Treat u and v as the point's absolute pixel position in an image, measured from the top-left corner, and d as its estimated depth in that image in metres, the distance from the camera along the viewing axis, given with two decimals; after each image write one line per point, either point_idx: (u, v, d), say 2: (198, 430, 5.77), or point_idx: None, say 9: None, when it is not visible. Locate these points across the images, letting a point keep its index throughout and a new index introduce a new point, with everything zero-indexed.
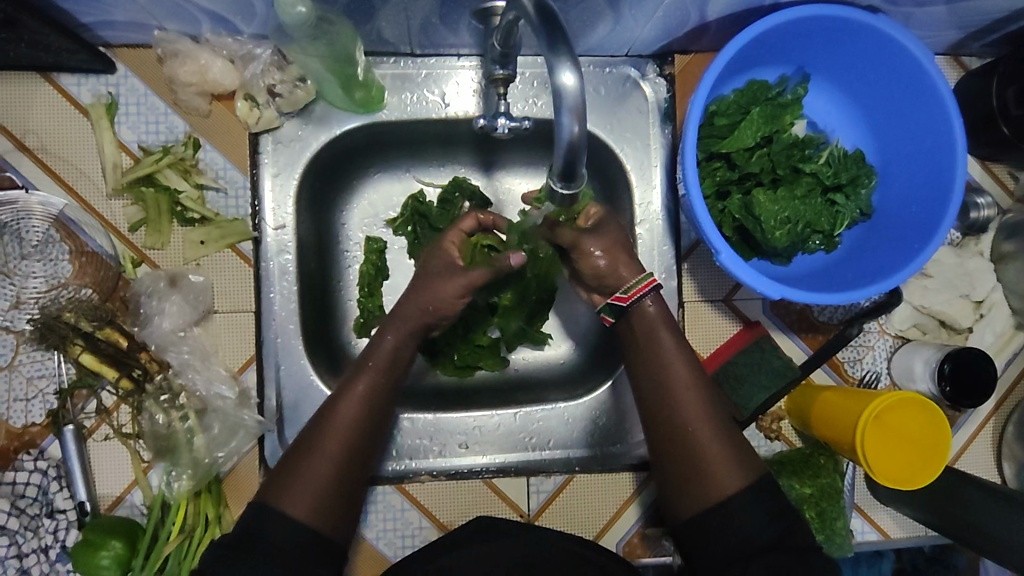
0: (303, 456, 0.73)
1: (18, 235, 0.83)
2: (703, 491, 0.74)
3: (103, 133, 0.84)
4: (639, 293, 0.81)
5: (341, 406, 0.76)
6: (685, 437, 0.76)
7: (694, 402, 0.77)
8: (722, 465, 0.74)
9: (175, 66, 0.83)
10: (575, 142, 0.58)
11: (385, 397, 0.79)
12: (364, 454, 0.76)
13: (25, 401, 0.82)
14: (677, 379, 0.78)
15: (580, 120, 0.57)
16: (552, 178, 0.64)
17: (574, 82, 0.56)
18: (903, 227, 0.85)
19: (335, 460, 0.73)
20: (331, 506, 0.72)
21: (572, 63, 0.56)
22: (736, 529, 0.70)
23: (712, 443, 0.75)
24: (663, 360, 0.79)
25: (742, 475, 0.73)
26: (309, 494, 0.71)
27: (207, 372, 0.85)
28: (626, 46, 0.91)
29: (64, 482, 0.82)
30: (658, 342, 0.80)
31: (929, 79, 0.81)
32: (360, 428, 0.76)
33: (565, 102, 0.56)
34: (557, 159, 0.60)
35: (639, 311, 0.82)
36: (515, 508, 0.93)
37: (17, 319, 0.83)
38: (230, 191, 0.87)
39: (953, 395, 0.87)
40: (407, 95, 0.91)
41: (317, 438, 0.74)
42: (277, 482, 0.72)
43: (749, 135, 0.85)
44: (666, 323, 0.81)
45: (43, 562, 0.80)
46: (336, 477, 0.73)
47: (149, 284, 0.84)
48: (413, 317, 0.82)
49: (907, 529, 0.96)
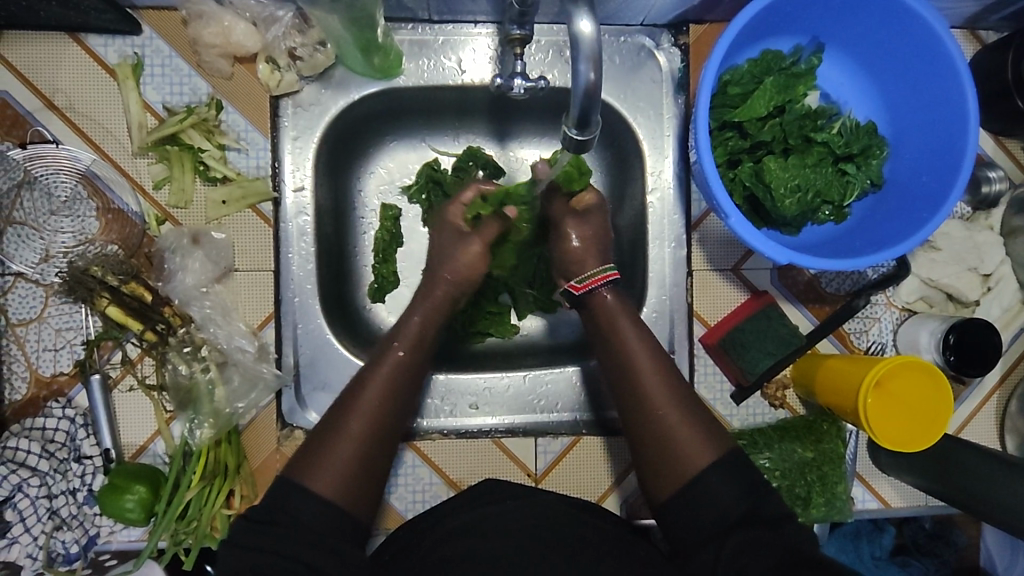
0: (327, 436, 0.74)
1: (47, 191, 0.86)
2: (674, 470, 0.76)
3: (129, 93, 0.86)
4: (593, 284, 0.86)
5: (366, 387, 0.78)
6: (658, 420, 0.78)
7: (659, 385, 0.80)
8: (689, 442, 0.76)
9: (199, 27, 0.85)
10: (592, 91, 0.60)
11: (410, 381, 0.81)
12: (390, 432, 0.77)
13: (53, 351, 0.86)
14: (641, 367, 0.81)
15: (597, 67, 0.59)
16: (566, 130, 0.65)
17: (592, 29, 0.59)
18: (914, 197, 0.86)
19: (359, 439, 0.75)
20: (355, 484, 0.73)
21: (589, 14, 0.59)
22: (709, 506, 0.72)
23: (678, 425, 0.77)
24: (627, 348, 0.82)
25: (709, 452, 0.75)
26: (337, 469, 0.72)
27: (228, 327, 0.88)
28: (642, 14, 0.92)
29: (91, 430, 0.85)
30: (618, 333, 0.83)
31: (943, 48, 0.81)
32: (385, 410, 0.77)
33: (583, 50, 0.59)
34: (573, 108, 0.62)
35: (599, 301, 0.86)
36: (523, 467, 0.95)
37: (46, 272, 0.86)
38: (250, 151, 0.89)
39: (958, 365, 0.88)
40: (424, 61, 0.93)
41: (344, 416, 0.76)
42: (301, 462, 0.73)
43: (762, 104, 0.86)
44: (623, 310, 0.85)
45: (71, 504, 0.84)
46: (363, 454, 0.74)
47: (173, 241, 0.87)
48: (434, 304, 0.87)
49: (906, 498, 0.98)
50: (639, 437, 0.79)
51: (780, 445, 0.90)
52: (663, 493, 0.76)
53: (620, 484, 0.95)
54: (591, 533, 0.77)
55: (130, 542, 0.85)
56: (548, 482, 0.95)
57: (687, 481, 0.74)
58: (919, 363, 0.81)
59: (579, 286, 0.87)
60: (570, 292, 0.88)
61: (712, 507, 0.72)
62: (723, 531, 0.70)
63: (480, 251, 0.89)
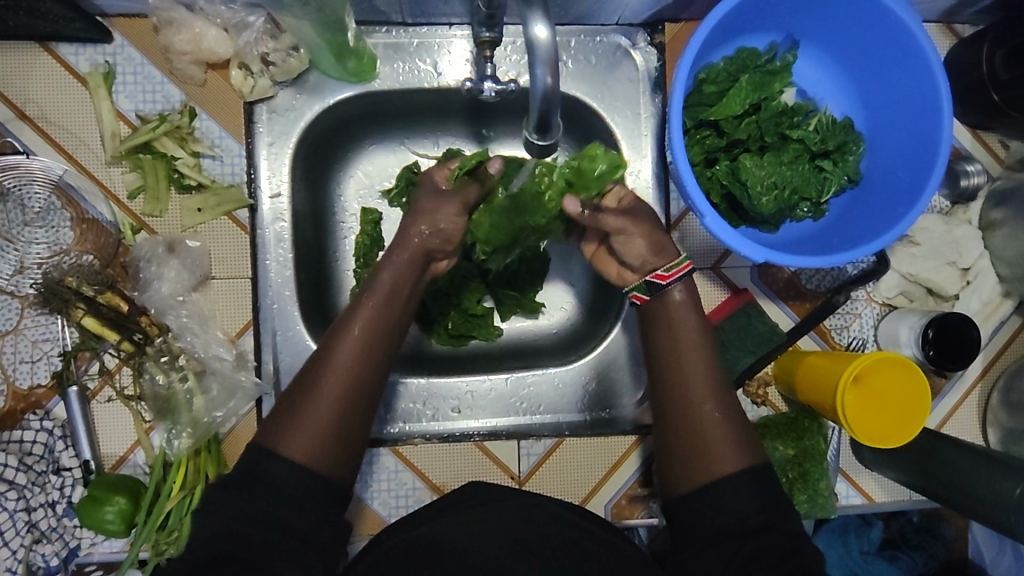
0: (298, 406, 0.72)
1: (20, 203, 0.86)
2: (703, 471, 0.73)
3: (101, 102, 0.86)
4: (676, 275, 0.79)
5: (335, 351, 0.73)
6: (691, 420, 0.76)
7: (706, 383, 0.77)
8: (728, 444, 0.74)
9: (170, 34, 0.84)
10: (550, 94, 0.60)
11: (384, 341, 0.76)
12: (366, 395, 0.74)
13: (30, 363, 0.85)
14: (688, 360, 0.78)
15: (554, 72, 0.59)
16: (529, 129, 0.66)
17: (546, 33, 0.57)
18: (890, 192, 0.86)
19: (332, 406, 0.72)
20: (333, 449, 0.71)
21: (544, 16, 0.58)
22: (725, 510, 0.71)
23: (717, 425, 0.75)
24: (680, 341, 0.79)
25: (746, 458, 0.74)
26: (310, 438, 0.70)
27: (205, 336, 0.87)
28: (616, 14, 0.91)
29: (69, 441, 0.84)
30: (674, 323, 0.80)
31: (916, 41, 0.81)
32: (359, 372, 0.73)
33: (539, 53, 0.58)
34: (533, 111, 0.62)
35: (667, 298, 0.80)
36: (506, 470, 0.95)
37: (21, 284, 0.85)
38: (225, 158, 0.89)
39: (936, 359, 0.88)
40: (399, 65, 0.92)
41: (316, 380, 0.72)
42: (275, 427, 0.72)
43: (738, 101, 0.86)
44: (688, 303, 0.80)
45: (50, 517, 0.83)
46: (337, 420, 0.72)
47: (148, 250, 0.86)
48: (406, 259, 0.79)
49: (891, 493, 0.98)
50: (674, 429, 0.76)
51: (762, 443, 0.90)
52: (686, 488, 0.74)
53: (605, 485, 0.95)
54: (571, 537, 0.77)
55: (112, 554, 0.85)
56: (532, 484, 0.95)
57: (722, 481, 0.72)
58: (895, 358, 0.81)
59: (667, 275, 0.79)
60: (653, 281, 0.80)
61: (723, 513, 0.71)
62: (737, 536, 0.70)
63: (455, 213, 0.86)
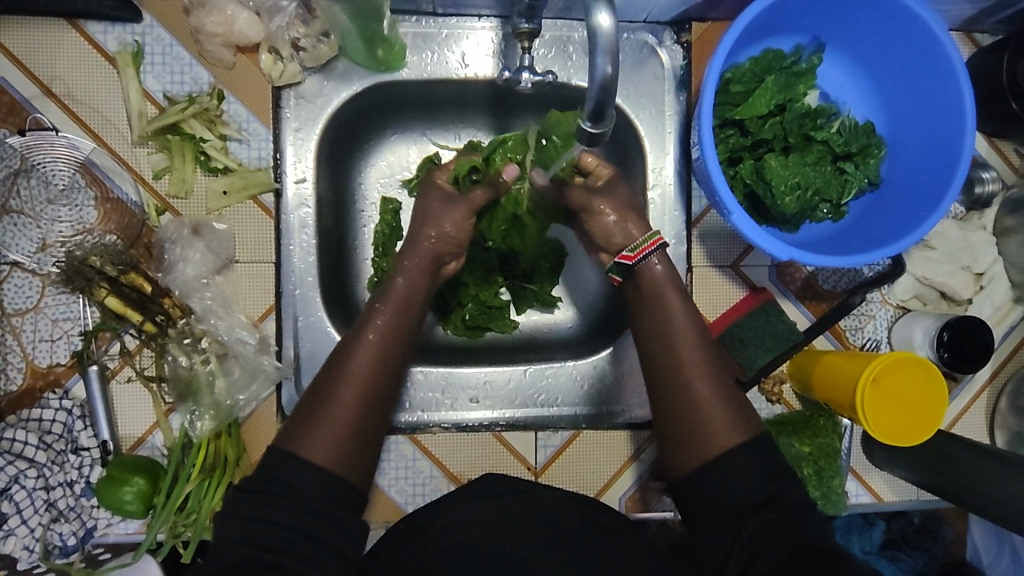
0: (318, 412, 0.75)
1: (44, 179, 0.85)
2: (699, 449, 0.78)
3: (129, 81, 0.85)
4: (646, 250, 0.84)
5: (354, 360, 0.78)
6: (688, 408, 0.79)
7: (697, 362, 0.81)
8: (720, 420, 0.78)
9: (201, 16, 0.84)
10: (608, 84, 0.60)
11: (397, 348, 0.81)
12: (381, 402, 0.78)
13: (50, 342, 0.85)
14: (682, 350, 0.81)
15: (614, 61, 0.59)
16: (581, 121, 0.66)
17: (610, 21, 0.58)
18: (909, 197, 0.87)
19: (352, 410, 0.76)
20: (353, 451, 0.75)
21: (607, 6, 0.59)
22: (732, 485, 0.75)
23: (709, 402, 0.79)
24: (670, 324, 0.82)
25: (737, 431, 0.78)
26: (330, 442, 0.74)
27: (229, 320, 0.87)
28: (645, 11, 0.92)
29: (88, 421, 0.84)
30: (662, 307, 0.83)
31: (940, 48, 0.82)
32: (376, 379, 0.78)
33: (600, 43, 0.59)
34: (588, 101, 0.62)
35: (648, 272, 0.84)
36: (524, 461, 0.95)
37: (43, 261, 0.84)
38: (252, 142, 0.89)
39: (951, 361, 0.89)
40: (427, 55, 0.93)
41: (335, 388, 0.77)
42: (294, 433, 0.75)
43: (763, 102, 0.87)
44: (673, 284, 0.84)
45: (68, 496, 0.83)
46: (356, 426, 0.76)
47: (173, 232, 0.85)
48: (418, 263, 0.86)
49: (900, 493, 1.00)
50: (667, 412, 0.81)
51: (777, 440, 0.90)
52: (687, 467, 0.79)
53: (622, 476, 0.96)
54: (592, 532, 0.78)
55: (127, 535, 0.85)
56: (548, 475, 0.95)
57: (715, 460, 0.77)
58: (906, 357, 0.82)
59: (634, 253, 0.84)
60: (621, 262, 0.86)
61: (727, 491, 0.75)
62: (742, 513, 0.73)
63: (466, 217, 0.88)
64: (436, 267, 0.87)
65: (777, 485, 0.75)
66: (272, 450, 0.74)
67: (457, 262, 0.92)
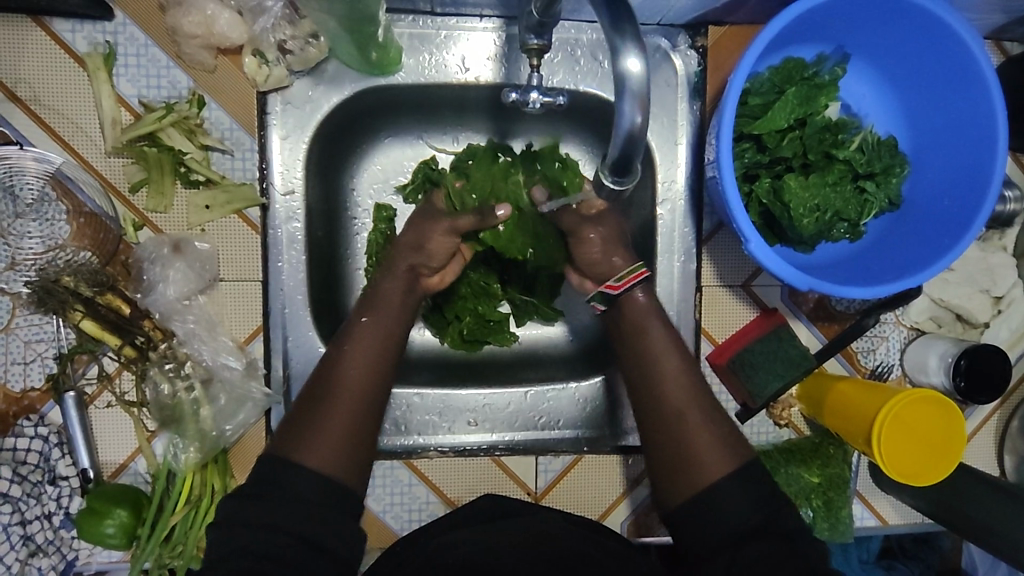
0: (313, 415, 0.72)
1: (12, 192, 0.79)
2: (691, 477, 0.73)
3: (101, 86, 0.79)
4: (630, 283, 0.81)
5: (346, 360, 0.75)
6: (680, 432, 0.75)
7: (681, 388, 0.77)
8: (708, 447, 0.74)
9: (179, 16, 0.77)
10: (636, 135, 0.55)
11: (388, 349, 0.78)
12: (378, 403, 0.75)
13: (23, 365, 0.80)
14: (668, 373, 0.78)
15: (644, 109, 0.54)
16: (601, 172, 0.60)
17: (640, 67, 0.53)
18: (933, 220, 0.83)
19: (348, 411, 0.73)
20: (350, 455, 0.71)
21: (639, 48, 0.53)
22: (723, 515, 0.70)
23: (699, 428, 0.75)
24: (652, 350, 0.79)
25: (727, 458, 0.73)
26: (327, 444, 0.70)
27: (213, 344, 0.82)
28: (660, 14, 0.86)
29: (66, 449, 0.80)
30: (641, 333, 0.81)
31: (975, 65, 0.77)
32: (371, 379, 0.75)
33: (630, 89, 0.53)
34: (613, 150, 0.57)
35: (629, 302, 0.82)
36: (523, 485, 0.92)
37: (13, 281, 0.79)
38: (236, 153, 0.83)
39: (966, 391, 0.86)
40: (424, 57, 0.86)
41: (328, 389, 0.74)
42: (291, 436, 0.71)
43: (783, 116, 0.82)
44: (654, 313, 0.82)
45: (47, 529, 0.79)
46: (352, 427, 0.72)
47: (152, 250, 0.80)
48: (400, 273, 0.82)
49: (904, 516, 0.98)
50: (654, 442, 0.77)
51: (786, 470, 0.88)
52: (678, 496, 0.74)
53: (626, 498, 0.94)
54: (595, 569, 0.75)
55: (111, 563, 0.82)
56: (548, 499, 0.93)
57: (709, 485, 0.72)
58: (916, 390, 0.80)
59: (617, 283, 0.81)
60: (605, 292, 0.83)
61: (717, 522, 0.70)
62: (737, 543, 0.68)
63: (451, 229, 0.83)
64: (412, 278, 0.84)
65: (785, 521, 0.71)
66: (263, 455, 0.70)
67: (439, 277, 0.87)
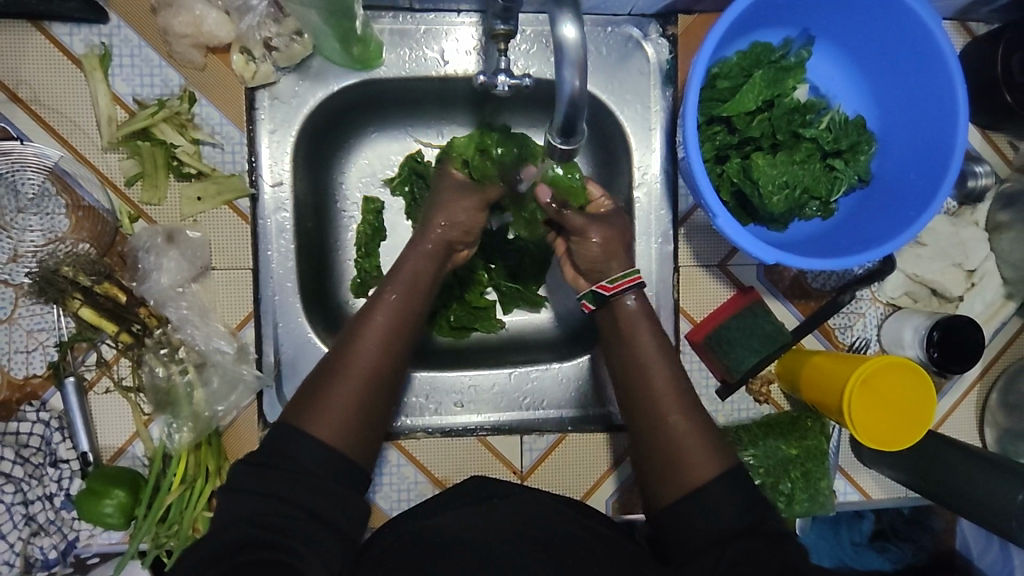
0: (325, 390, 0.73)
1: (14, 188, 0.82)
2: (677, 479, 0.75)
3: (97, 85, 0.83)
4: (624, 285, 0.83)
5: (362, 339, 0.76)
6: (667, 436, 0.77)
7: (669, 392, 0.79)
8: (694, 450, 0.76)
9: (169, 16, 0.81)
10: (577, 97, 0.60)
11: (405, 332, 0.78)
12: (389, 382, 0.76)
13: (25, 353, 0.83)
14: (654, 374, 0.80)
15: (581, 74, 0.59)
16: (552, 136, 0.66)
17: (575, 35, 0.59)
18: (901, 194, 0.85)
19: (360, 390, 0.74)
20: (357, 432, 0.73)
21: (574, 18, 0.59)
22: (712, 515, 0.72)
23: (686, 432, 0.77)
24: (640, 358, 0.81)
25: (715, 459, 0.75)
26: (335, 421, 0.72)
27: (206, 329, 0.86)
28: (630, 4, 0.89)
29: (66, 433, 0.83)
30: (632, 338, 0.82)
31: (933, 40, 0.79)
32: (385, 360, 0.76)
33: (567, 56, 0.59)
34: (557, 114, 0.62)
35: (621, 307, 0.84)
36: (509, 465, 0.94)
37: (16, 272, 0.83)
38: (226, 146, 0.87)
39: (941, 361, 0.88)
40: (404, 52, 0.90)
41: (341, 366, 0.75)
42: (299, 408, 0.73)
43: (751, 98, 0.85)
44: (645, 318, 0.83)
45: (49, 509, 0.82)
46: (362, 405, 0.74)
47: (147, 240, 0.84)
48: (429, 249, 0.82)
49: (888, 491, 0.99)
50: (647, 439, 0.78)
51: (764, 443, 0.90)
52: (666, 499, 0.75)
53: (612, 474, 0.96)
54: (576, 538, 0.77)
55: (111, 545, 0.84)
56: (534, 479, 0.95)
57: (696, 488, 0.74)
58: (866, 364, 0.81)
59: (610, 286, 0.83)
60: (598, 292, 0.84)
61: (706, 511, 0.72)
62: (721, 540, 0.70)
63: (477, 207, 0.85)
64: (445, 255, 0.84)
65: (758, 512, 0.73)
66: (274, 423, 0.72)
67: (467, 250, 0.89)
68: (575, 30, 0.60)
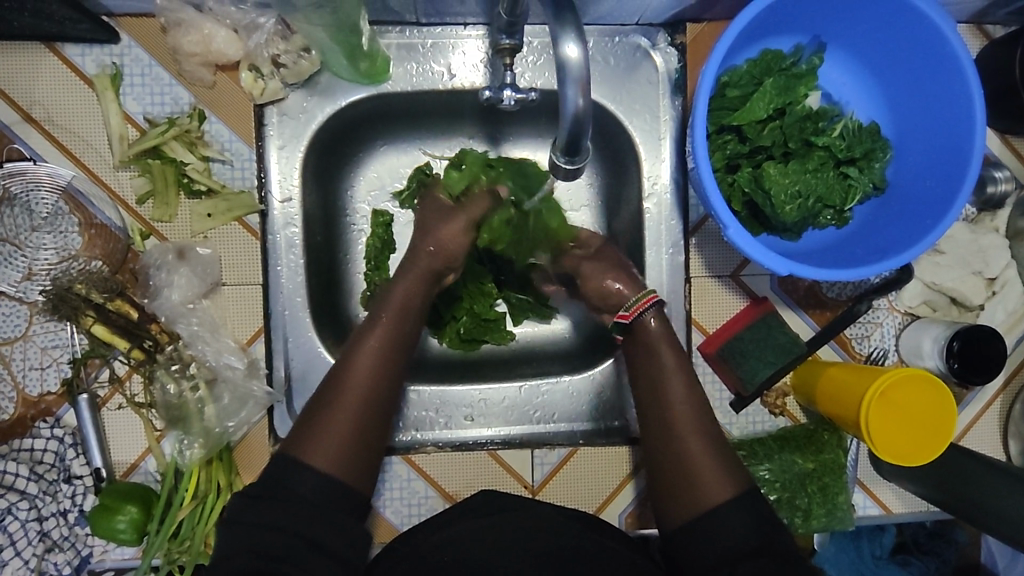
0: (320, 418, 0.74)
1: (28, 207, 0.84)
2: (694, 499, 0.74)
3: (108, 105, 0.84)
4: (640, 309, 0.82)
5: (356, 363, 0.76)
6: (683, 459, 0.76)
7: (688, 412, 0.78)
8: (710, 472, 0.74)
9: (179, 36, 0.82)
10: (580, 115, 0.60)
11: (397, 354, 0.79)
12: (384, 404, 0.76)
13: (39, 369, 0.84)
14: (673, 396, 0.79)
15: (584, 92, 0.59)
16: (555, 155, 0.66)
17: (578, 54, 0.58)
18: (916, 202, 0.83)
19: (355, 414, 0.74)
20: (355, 457, 0.73)
21: (576, 36, 0.58)
22: (724, 533, 0.71)
23: (700, 455, 0.76)
24: (660, 377, 0.80)
25: (730, 482, 0.74)
26: (333, 447, 0.72)
27: (217, 344, 0.86)
28: (637, 14, 0.89)
29: (80, 449, 0.84)
30: (654, 359, 0.81)
31: (947, 46, 0.78)
32: (378, 382, 0.76)
33: (570, 74, 0.58)
34: (563, 133, 0.62)
35: (644, 327, 0.82)
36: (521, 478, 0.94)
37: (29, 290, 0.84)
38: (235, 163, 0.87)
39: (962, 372, 0.86)
40: (412, 66, 0.90)
41: (336, 392, 0.75)
42: (297, 437, 0.73)
43: (761, 106, 0.84)
44: (667, 341, 0.82)
45: (62, 526, 0.83)
46: (359, 428, 0.74)
47: (158, 257, 0.85)
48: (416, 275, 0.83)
49: (908, 504, 0.97)
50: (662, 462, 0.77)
51: (779, 456, 0.89)
52: (679, 520, 0.74)
53: (623, 490, 0.94)
54: (586, 553, 0.76)
55: (124, 560, 0.85)
56: (546, 493, 0.94)
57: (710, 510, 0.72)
58: (886, 375, 0.79)
59: (628, 313, 0.83)
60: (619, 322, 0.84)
61: (713, 529, 0.71)
62: (731, 557, 0.69)
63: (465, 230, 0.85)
64: (434, 279, 0.84)
65: (768, 531, 0.71)
66: (274, 455, 0.72)
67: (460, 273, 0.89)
68: (577, 50, 0.59)
